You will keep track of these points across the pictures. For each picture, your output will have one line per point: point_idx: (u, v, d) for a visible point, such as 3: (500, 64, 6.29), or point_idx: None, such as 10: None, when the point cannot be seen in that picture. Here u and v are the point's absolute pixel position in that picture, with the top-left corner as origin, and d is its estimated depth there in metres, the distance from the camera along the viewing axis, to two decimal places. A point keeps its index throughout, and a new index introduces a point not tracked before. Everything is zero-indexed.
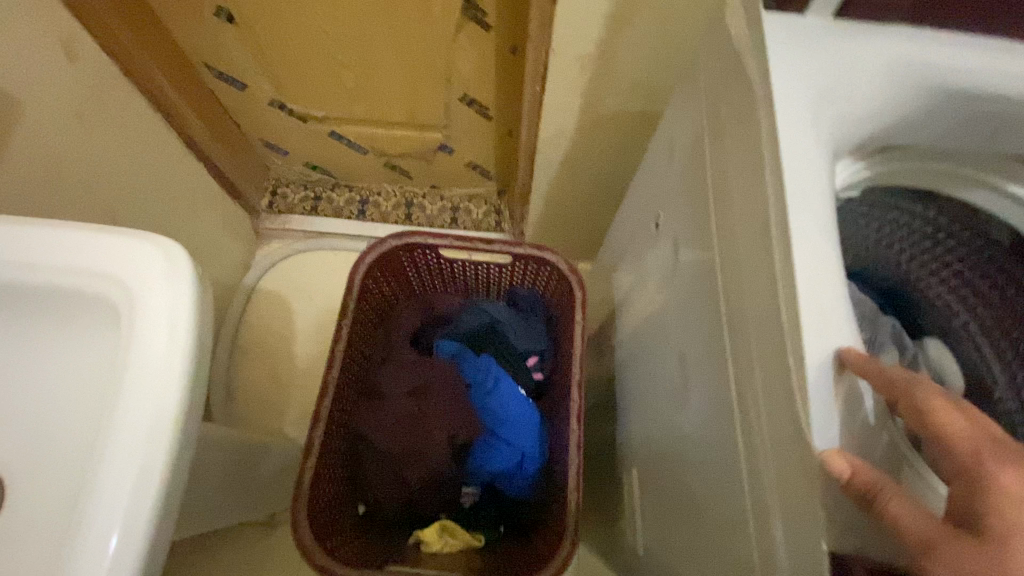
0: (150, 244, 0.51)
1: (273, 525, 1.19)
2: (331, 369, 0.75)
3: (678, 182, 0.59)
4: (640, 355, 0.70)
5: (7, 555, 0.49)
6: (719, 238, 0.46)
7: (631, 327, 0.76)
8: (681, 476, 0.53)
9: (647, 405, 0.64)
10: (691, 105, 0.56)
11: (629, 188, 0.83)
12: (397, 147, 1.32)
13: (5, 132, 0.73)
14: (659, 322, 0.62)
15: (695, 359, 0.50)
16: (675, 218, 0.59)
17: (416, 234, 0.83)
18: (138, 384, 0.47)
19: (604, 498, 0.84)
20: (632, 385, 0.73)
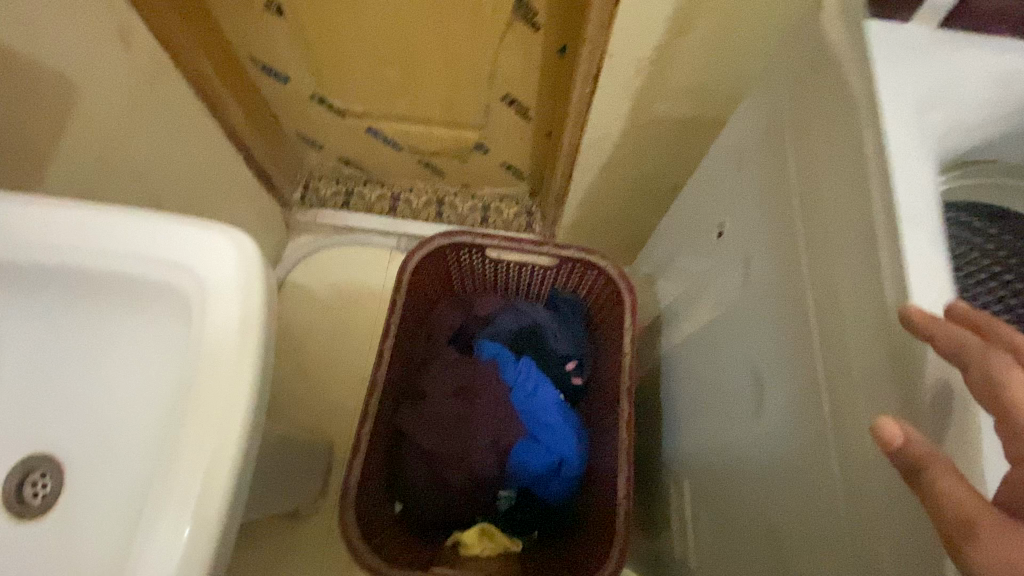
0: (222, 236, 0.51)
1: (297, 521, 1.18)
2: (379, 368, 0.75)
3: (749, 190, 0.58)
4: (696, 365, 0.69)
5: (77, 539, 0.50)
6: (810, 250, 0.46)
7: (683, 335, 0.75)
8: (753, 491, 0.52)
9: (710, 416, 0.63)
10: (769, 112, 0.55)
11: (682, 195, 0.81)
12: (433, 146, 1.31)
13: (62, 117, 0.72)
14: (725, 331, 0.61)
15: (774, 372, 0.50)
16: (744, 227, 0.58)
17: (464, 233, 0.82)
18: (208, 377, 0.47)
19: (646, 508, 0.83)
20: (685, 394, 0.72)
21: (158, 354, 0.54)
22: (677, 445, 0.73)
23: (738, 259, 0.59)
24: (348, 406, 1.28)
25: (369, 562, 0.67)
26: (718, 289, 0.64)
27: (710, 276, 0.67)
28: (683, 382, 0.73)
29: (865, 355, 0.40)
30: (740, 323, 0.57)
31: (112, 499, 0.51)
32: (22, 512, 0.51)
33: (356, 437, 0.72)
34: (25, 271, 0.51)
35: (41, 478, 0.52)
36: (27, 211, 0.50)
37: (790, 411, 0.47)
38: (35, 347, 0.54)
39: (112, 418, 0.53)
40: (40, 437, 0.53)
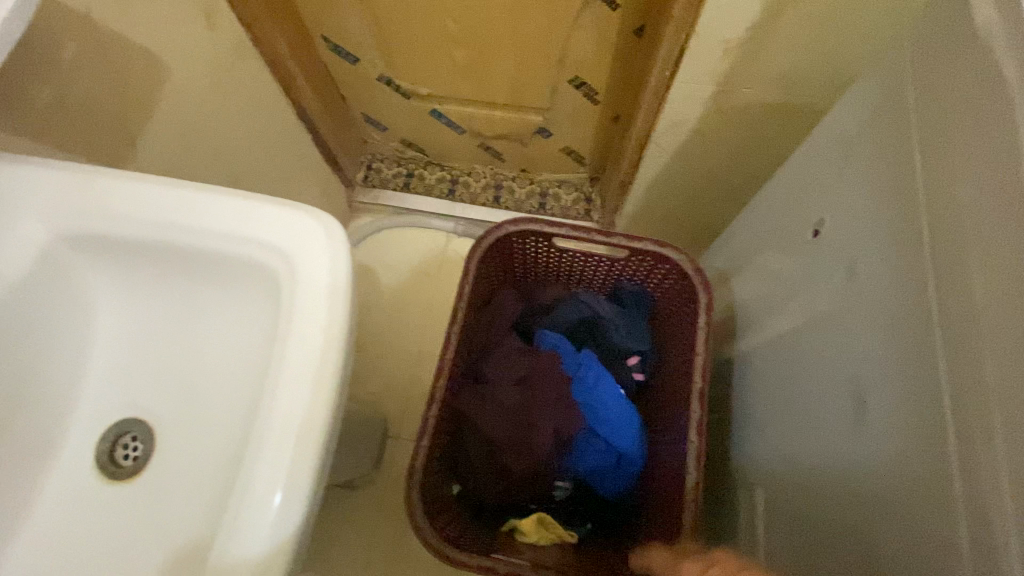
0: (313, 220, 0.52)
1: (350, 491, 1.22)
2: (446, 352, 0.76)
3: (870, 191, 0.55)
4: (785, 365, 0.69)
5: (161, 502, 0.52)
6: (942, 261, 0.44)
7: (769, 336, 0.75)
8: (858, 492, 0.53)
9: (812, 425, 0.62)
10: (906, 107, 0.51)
11: (776, 190, 0.78)
12: (496, 130, 1.29)
13: (154, 95, 0.75)
14: (833, 339, 0.59)
15: (886, 380, 0.50)
16: (859, 231, 0.56)
17: (534, 220, 0.81)
18: (298, 356, 0.48)
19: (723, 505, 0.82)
20: (771, 393, 0.72)
21: (249, 329, 0.56)
22: (765, 448, 0.72)
23: (846, 264, 0.58)
24: (401, 384, 1.31)
25: (432, 542, 0.68)
26: (823, 294, 0.62)
27: (811, 281, 0.65)
28: (773, 387, 0.72)
29: (1000, 372, 0.38)
30: (851, 332, 0.56)
31: (201, 467, 0.53)
32: (112, 473, 0.53)
33: (423, 419, 0.74)
34: (123, 245, 0.52)
35: (132, 440, 0.55)
36: (127, 186, 0.52)
37: (906, 419, 0.47)
38: (134, 318, 0.57)
39: (202, 388, 0.56)
40: (134, 403, 0.56)
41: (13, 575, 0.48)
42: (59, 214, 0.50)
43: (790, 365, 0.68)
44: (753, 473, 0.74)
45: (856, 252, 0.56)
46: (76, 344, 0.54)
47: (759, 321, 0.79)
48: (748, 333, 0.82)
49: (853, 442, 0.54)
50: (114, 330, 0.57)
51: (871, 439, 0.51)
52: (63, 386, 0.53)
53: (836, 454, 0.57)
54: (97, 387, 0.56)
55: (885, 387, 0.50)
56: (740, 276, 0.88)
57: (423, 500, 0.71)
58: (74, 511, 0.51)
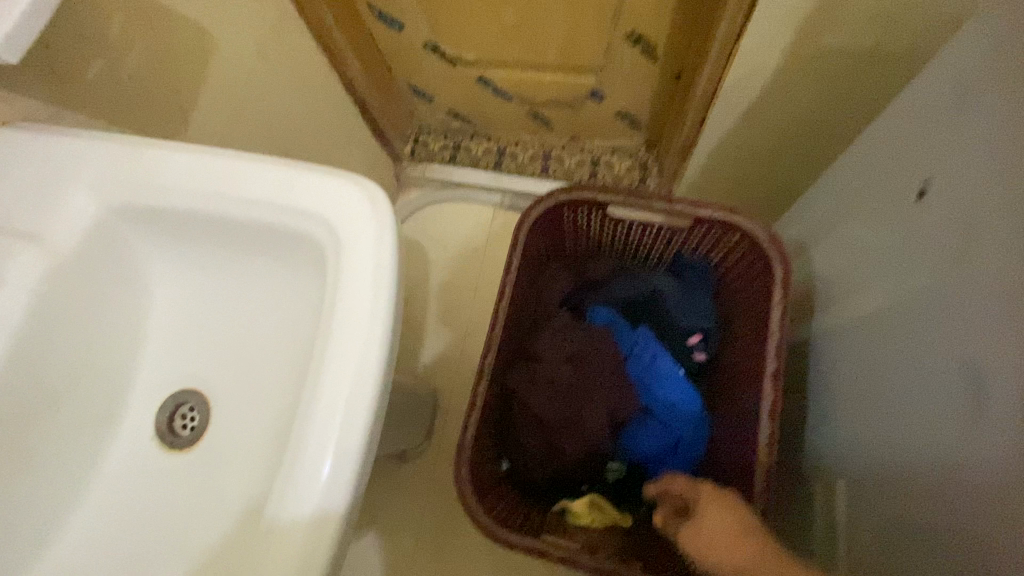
0: (356, 187, 0.50)
1: (402, 462, 1.23)
2: (495, 328, 0.73)
3: (997, 146, 0.49)
4: (875, 344, 0.65)
5: (217, 472, 0.53)
6: None
7: (857, 312, 0.69)
8: (969, 479, 0.49)
9: (915, 412, 0.56)
10: None
11: (876, 149, 0.69)
12: (545, 95, 1.23)
13: (202, 68, 0.74)
14: (950, 318, 0.53)
15: (1009, 356, 0.45)
16: (980, 193, 0.51)
17: (587, 187, 0.75)
18: (344, 328, 0.46)
19: (805, 494, 0.77)
20: (857, 374, 0.67)
21: (295, 302, 0.55)
22: (847, 431, 0.68)
23: (959, 232, 0.53)
24: (451, 358, 1.31)
25: (482, 521, 0.67)
26: (933, 267, 0.56)
27: (920, 251, 0.59)
28: (865, 368, 0.66)
29: None
30: (974, 309, 0.50)
31: (252, 438, 0.53)
32: (172, 442, 0.54)
33: (471, 396, 0.71)
34: (172, 217, 0.52)
35: (190, 411, 0.56)
36: (172, 158, 0.51)
37: None
38: (186, 291, 0.58)
39: (252, 360, 0.56)
40: (189, 375, 0.56)
41: (84, 536, 0.50)
42: (108, 187, 0.50)
43: (889, 345, 0.62)
44: (841, 461, 0.69)
45: (983, 216, 0.50)
46: (133, 317, 0.55)
47: (843, 297, 0.73)
48: (832, 310, 0.75)
49: (971, 430, 0.49)
50: (168, 303, 0.58)
51: (995, 426, 0.46)
52: (123, 357, 0.54)
53: (939, 437, 0.53)
54: (154, 360, 0.57)
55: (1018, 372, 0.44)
56: (821, 247, 0.80)
57: (472, 478, 0.69)
58: (136, 479, 0.53)
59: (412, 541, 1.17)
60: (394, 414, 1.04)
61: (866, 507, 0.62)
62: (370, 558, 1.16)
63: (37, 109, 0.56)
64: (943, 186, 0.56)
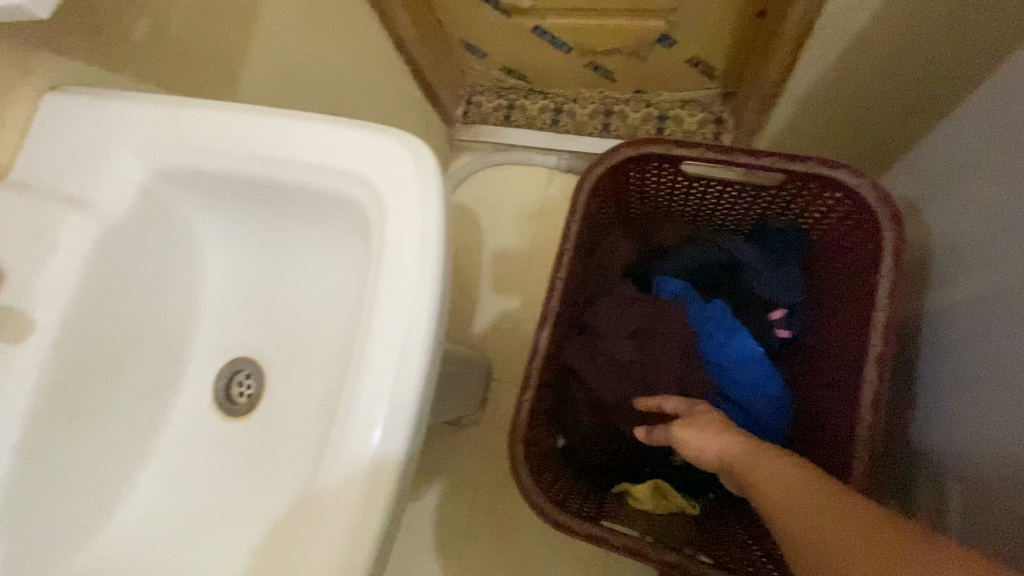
0: (400, 143, 0.46)
1: (457, 429, 1.23)
2: (551, 299, 0.68)
3: None
4: (1006, 322, 0.54)
5: (271, 440, 0.52)
6: None
7: (982, 285, 0.58)
8: None
9: None
10: None
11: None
12: (608, 44, 1.12)
13: (249, 26, 0.71)
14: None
15: None
16: None
17: (656, 142, 0.66)
18: (391, 296, 0.43)
19: (908, 489, 0.67)
20: (980, 356, 0.57)
21: (343, 270, 0.52)
22: (961, 420, 0.59)
23: None
24: (505, 326, 1.28)
25: (539, 502, 0.64)
26: None
27: None
28: (990, 351, 0.56)
29: None
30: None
31: (302, 408, 0.52)
32: (229, 409, 0.54)
33: (526, 371, 0.68)
34: (217, 181, 0.50)
35: (246, 378, 0.55)
36: (214, 118, 0.49)
37: None
38: (236, 258, 0.56)
39: (302, 328, 0.54)
40: (243, 343, 0.56)
41: (151, 497, 0.52)
42: (153, 151, 0.49)
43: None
44: (955, 452, 0.60)
45: None
46: (187, 285, 0.55)
47: (966, 266, 0.62)
48: (950, 281, 0.64)
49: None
50: (220, 270, 0.57)
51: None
52: (179, 324, 0.54)
53: None
54: (210, 328, 0.56)
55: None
56: (939, 206, 0.68)
57: (527, 457, 0.66)
58: (196, 444, 0.53)
59: (468, 506, 1.18)
60: (448, 382, 1.03)
61: (985, 508, 0.54)
62: (427, 520, 1.18)
63: (89, 73, 0.55)
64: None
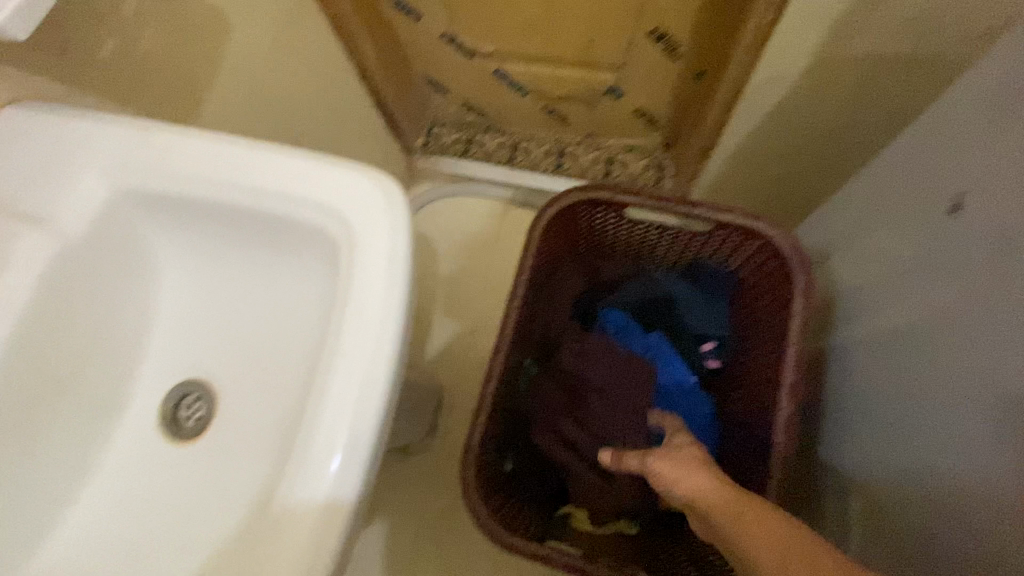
0: (370, 179, 0.49)
1: (405, 458, 1.22)
2: (505, 328, 0.72)
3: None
4: (890, 359, 0.64)
5: (222, 463, 0.52)
6: None
7: (874, 327, 0.68)
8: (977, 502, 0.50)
9: (927, 428, 0.57)
10: None
11: (903, 157, 0.67)
12: (563, 90, 1.20)
13: (217, 51, 0.72)
14: (987, 337, 0.51)
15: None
16: (1003, 209, 0.51)
17: (605, 188, 0.73)
18: (357, 323, 0.45)
19: (817, 507, 0.76)
20: (872, 388, 0.67)
21: (306, 296, 0.54)
22: (856, 444, 0.68)
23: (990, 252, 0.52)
24: (457, 354, 1.30)
25: (488, 526, 0.66)
26: (956, 283, 0.55)
27: (939, 268, 0.58)
28: (887, 383, 0.64)
29: None
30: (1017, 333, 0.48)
31: (257, 431, 0.52)
32: (177, 432, 0.54)
33: (479, 397, 0.71)
34: (185, 205, 0.51)
35: (195, 402, 0.55)
36: (186, 145, 0.50)
37: None
38: (195, 280, 0.56)
39: (261, 351, 0.55)
40: (196, 365, 0.55)
41: (86, 523, 0.50)
42: (119, 172, 0.49)
43: (915, 363, 0.60)
44: (851, 471, 0.69)
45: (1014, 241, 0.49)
46: (141, 305, 0.54)
47: (861, 310, 0.72)
48: (850, 323, 0.74)
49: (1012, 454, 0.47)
50: (176, 291, 0.57)
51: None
52: (129, 345, 0.54)
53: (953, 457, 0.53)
54: (162, 349, 0.56)
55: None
56: (843, 257, 0.79)
57: (478, 480, 0.69)
58: (141, 466, 0.52)
59: (413, 536, 1.16)
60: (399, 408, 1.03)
61: (878, 522, 0.63)
62: (371, 549, 1.15)
63: (50, 89, 0.55)
64: (976, 201, 0.54)
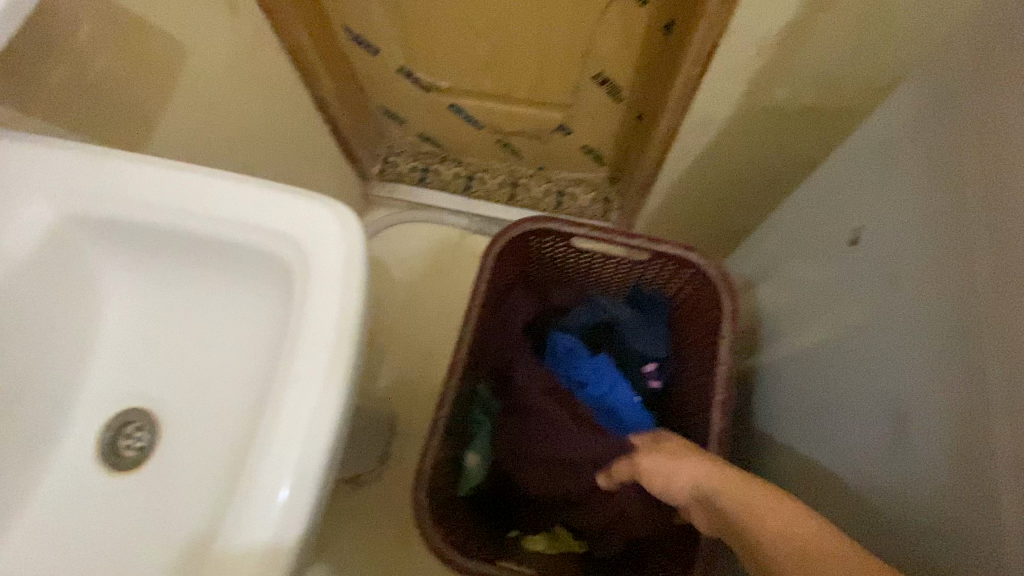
0: (326, 208, 0.50)
1: (356, 487, 1.20)
2: (459, 351, 0.74)
3: (909, 202, 0.57)
4: (810, 375, 0.71)
5: (165, 491, 0.51)
6: (991, 281, 0.46)
7: (795, 348, 0.75)
8: (886, 507, 0.55)
9: (844, 438, 0.62)
10: (972, 116, 0.50)
11: (813, 197, 0.76)
12: (515, 126, 1.27)
13: (172, 79, 0.73)
14: (886, 352, 0.57)
15: (917, 396, 0.52)
16: (888, 244, 0.59)
17: (554, 219, 0.78)
18: (311, 348, 0.46)
19: None
20: (796, 403, 0.73)
21: (258, 321, 0.55)
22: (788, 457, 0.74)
23: (883, 278, 0.59)
24: (412, 380, 1.30)
25: (440, 547, 0.67)
26: (857, 307, 0.63)
27: (845, 295, 0.66)
28: (806, 401, 0.71)
29: None
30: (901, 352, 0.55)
31: (203, 457, 0.52)
32: (115, 463, 0.52)
33: (433, 419, 0.72)
34: (136, 230, 0.51)
35: (137, 430, 0.53)
36: (140, 171, 0.50)
37: (944, 439, 0.49)
38: (142, 305, 0.56)
39: (210, 378, 0.54)
40: (140, 391, 0.54)
41: (10, 560, 0.47)
42: (67, 196, 0.49)
43: (827, 381, 0.67)
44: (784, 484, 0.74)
45: (901, 272, 0.56)
46: (83, 330, 0.53)
47: (784, 333, 0.79)
48: (775, 344, 0.81)
49: (901, 459, 0.54)
50: (122, 316, 0.56)
51: (928, 455, 0.50)
52: (68, 372, 0.52)
53: (867, 464, 0.58)
54: (103, 375, 0.54)
55: (945, 410, 0.49)
56: (767, 284, 0.86)
57: (430, 502, 0.69)
58: (77, 496, 0.50)
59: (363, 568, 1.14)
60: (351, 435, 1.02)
61: None
62: None
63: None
64: (870, 236, 0.62)
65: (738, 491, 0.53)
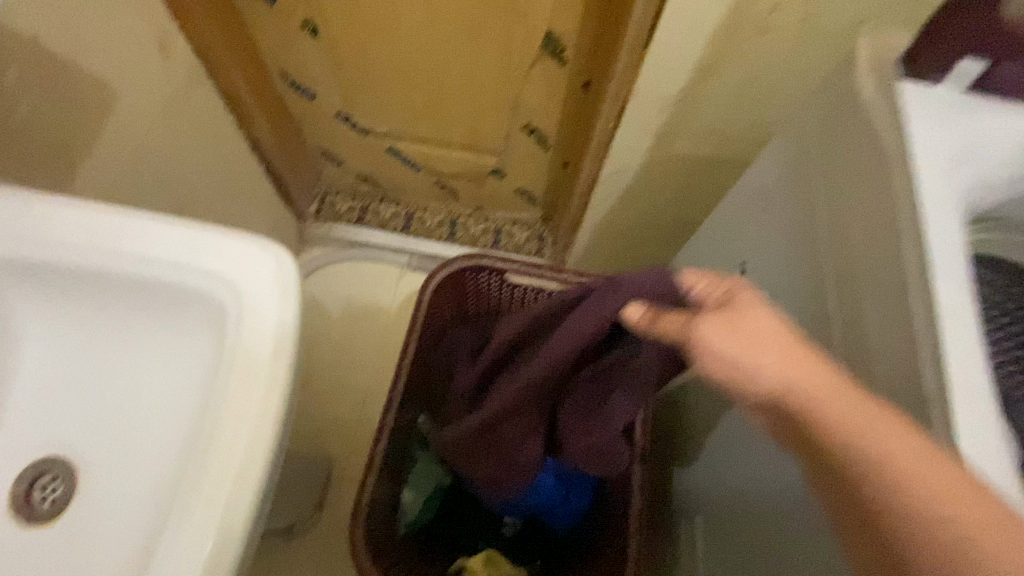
0: (260, 247, 0.52)
1: (290, 538, 1.15)
2: (396, 385, 0.76)
3: (782, 239, 0.67)
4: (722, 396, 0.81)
5: (85, 540, 0.50)
6: (838, 309, 0.57)
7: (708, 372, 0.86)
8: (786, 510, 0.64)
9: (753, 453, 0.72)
10: (820, 171, 0.62)
11: (712, 236, 0.86)
12: (451, 169, 1.33)
13: (101, 125, 0.73)
14: None
15: None
16: (769, 275, 0.69)
17: (486, 256, 0.83)
18: (244, 388, 0.48)
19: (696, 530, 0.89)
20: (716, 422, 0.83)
21: (189, 361, 0.54)
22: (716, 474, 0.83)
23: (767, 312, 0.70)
24: (350, 421, 1.28)
25: None
26: None
27: None
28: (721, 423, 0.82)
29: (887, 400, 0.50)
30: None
31: (126, 503, 0.51)
32: (29, 515, 0.51)
33: (371, 454, 0.73)
34: (60, 273, 0.51)
35: (52, 480, 0.52)
36: (64, 213, 0.50)
37: None
38: (64, 348, 0.55)
39: (131, 422, 0.53)
40: (58, 437, 0.53)
41: None
42: None
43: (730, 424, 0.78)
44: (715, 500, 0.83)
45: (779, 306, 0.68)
46: None
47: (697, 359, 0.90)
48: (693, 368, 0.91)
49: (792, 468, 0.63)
50: (41, 359, 0.55)
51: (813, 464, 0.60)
52: None
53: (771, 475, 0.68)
54: (19, 422, 0.53)
55: None
56: None
57: (368, 538, 0.70)
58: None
59: None
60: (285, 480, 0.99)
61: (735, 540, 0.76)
62: None
63: None
64: (754, 269, 0.72)
65: (832, 389, 0.43)
